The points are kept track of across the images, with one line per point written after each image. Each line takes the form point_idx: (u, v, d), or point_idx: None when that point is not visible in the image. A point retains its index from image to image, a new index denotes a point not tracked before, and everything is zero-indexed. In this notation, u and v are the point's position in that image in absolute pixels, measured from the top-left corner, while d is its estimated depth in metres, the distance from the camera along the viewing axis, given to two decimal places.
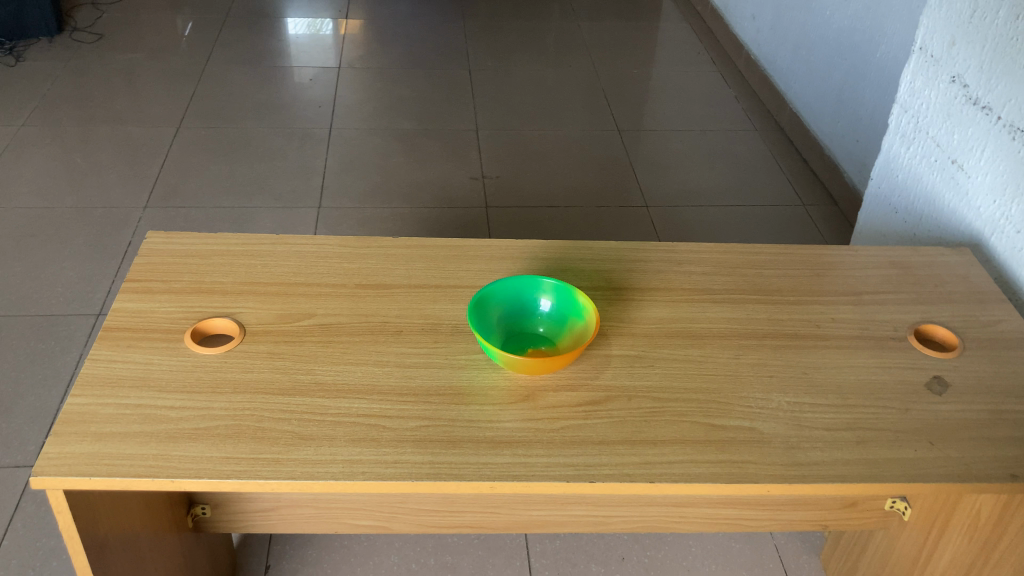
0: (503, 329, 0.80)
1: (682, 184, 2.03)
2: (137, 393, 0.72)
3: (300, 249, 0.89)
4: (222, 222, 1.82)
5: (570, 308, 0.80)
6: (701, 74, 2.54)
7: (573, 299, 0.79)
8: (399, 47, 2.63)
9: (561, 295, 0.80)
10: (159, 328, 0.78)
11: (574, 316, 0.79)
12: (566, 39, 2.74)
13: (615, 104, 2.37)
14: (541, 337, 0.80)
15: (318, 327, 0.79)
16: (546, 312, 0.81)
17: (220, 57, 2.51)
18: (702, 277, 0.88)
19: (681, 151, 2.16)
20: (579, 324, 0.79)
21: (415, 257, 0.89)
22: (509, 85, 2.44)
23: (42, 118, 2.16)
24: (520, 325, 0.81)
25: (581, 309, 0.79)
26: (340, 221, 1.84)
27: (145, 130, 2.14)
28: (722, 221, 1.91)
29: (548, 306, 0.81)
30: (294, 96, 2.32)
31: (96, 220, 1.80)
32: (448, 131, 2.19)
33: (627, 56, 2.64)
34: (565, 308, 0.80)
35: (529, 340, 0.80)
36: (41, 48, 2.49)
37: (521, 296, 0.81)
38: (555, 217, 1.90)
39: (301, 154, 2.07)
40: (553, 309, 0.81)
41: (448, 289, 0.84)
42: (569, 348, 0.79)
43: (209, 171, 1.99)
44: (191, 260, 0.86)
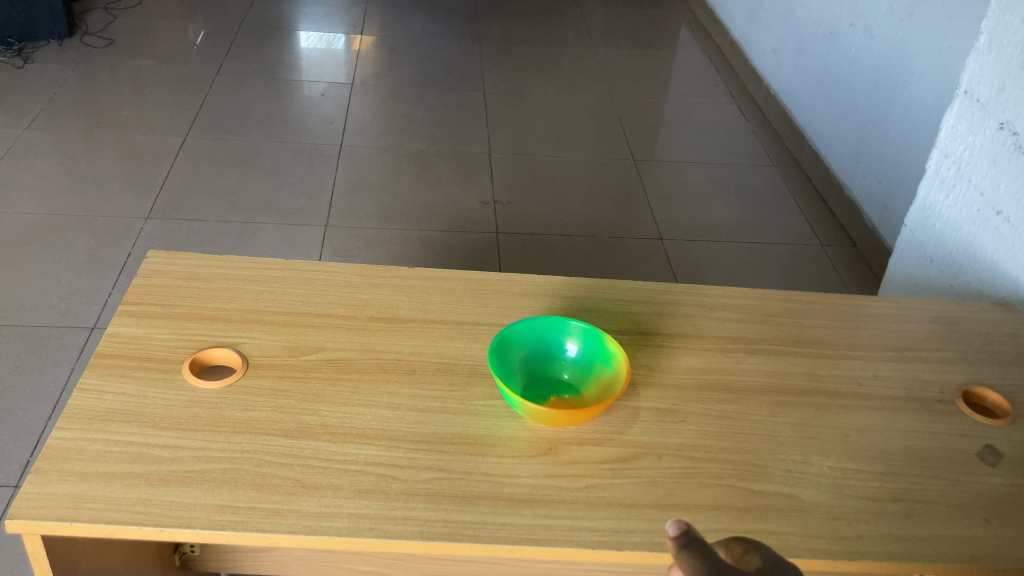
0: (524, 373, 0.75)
1: (698, 218, 1.98)
2: (128, 428, 0.66)
3: (309, 276, 0.83)
4: (226, 236, 1.77)
5: (598, 355, 0.74)
6: (719, 106, 2.51)
7: (603, 345, 0.73)
8: (413, 66, 2.59)
9: (589, 339, 0.74)
10: (156, 357, 0.72)
11: (604, 364, 0.74)
12: (582, 64, 2.70)
13: (630, 133, 2.33)
14: (564, 384, 0.75)
15: (326, 362, 0.74)
16: (572, 358, 0.75)
17: (231, 68, 2.47)
18: (735, 325, 0.83)
19: (697, 184, 2.12)
20: (608, 374, 0.73)
21: (431, 290, 0.83)
22: (523, 109, 2.40)
23: (46, 122, 2.11)
24: (543, 369, 0.76)
25: (611, 358, 0.73)
26: (346, 240, 1.79)
27: (152, 139, 2.09)
28: (738, 257, 1.86)
29: (575, 352, 0.75)
30: (305, 110, 2.28)
31: (96, 229, 1.75)
32: (460, 153, 2.15)
33: (643, 84, 2.60)
34: (593, 354, 0.74)
35: (551, 387, 0.75)
36: (49, 51, 2.44)
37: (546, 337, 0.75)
38: (568, 246, 1.85)
39: (310, 170, 2.02)
40: (581, 355, 0.75)
41: (465, 326, 0.79)
42: (595, 399, 0.73)
43: (215, 183, 1.94)
44: (193, 283, 0.81)
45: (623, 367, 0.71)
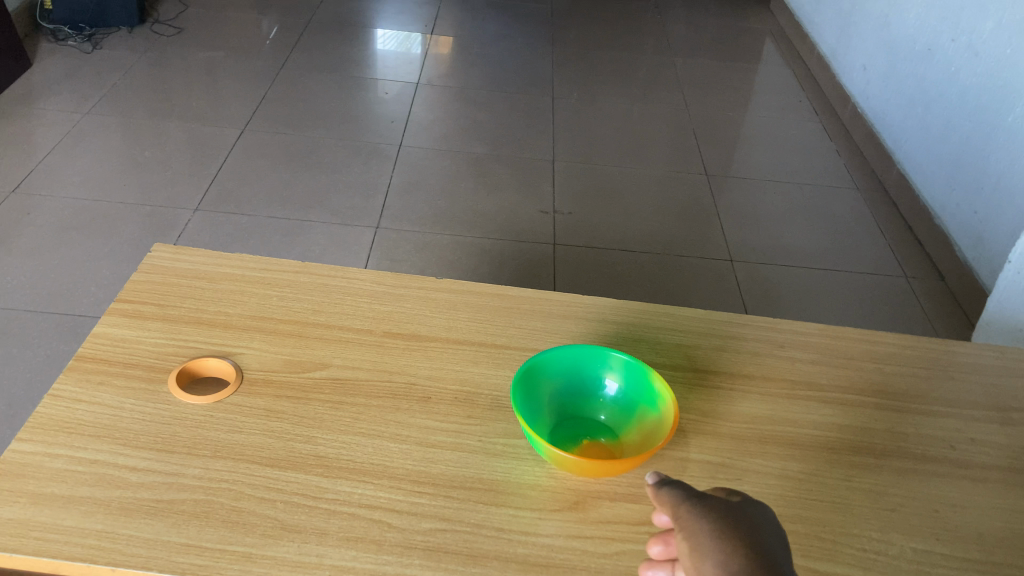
0: (555, 410, 0.65)
1: (771, 240, 1.85)
2: (96, 445, 0.58)
3: (325, 282, 0.75)
4: (273, 233, 1.71)
5: (642, 394, 0.64)
6: (801, 123, 2.37)
7: (648, 383, 0.63)
8: (483, 67, 2.51)
9: (632, 374, 0.64)
10: (141, 364, 0.64)
11: (647, 405, 0.63)
12: (658, 73, 2.58)
13: (705, 147, 2.20)
14: (601, 426, 0.65)
15: (331, 381, 0.65)
16: (611, 396, 0.65)
17: (297, 62, 2.43)
18: (808, 368, 0.71)
19: (772, 204, 1.98)
20: (651, 418, 0.63)
21: (459, 305, 0.74)
22: (593, 117, 2.29)
23: (109, 108, 2.10)
24: (577, 407, 0.66)
25: (656, 398, 0.63)
26: (396, 244, 1.72)
27: (211, 129, 2.05)
28: (813, 285, 1.72)
29: (615, 388, 0.65)
30: (367, 107, 2.22)
31: (143, 219, 1.71)
32: (522, 160, 2.06)
33: (721, 97, 2.47)
34: (636, 392, 0.64)
35: (585, 428, 0.65)
36: (120, 37, 2.44)
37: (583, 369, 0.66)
38: (629, 263, 1.74)
39: (366, 169, 1.96)
40: (621, 393, 0.65)
41: (493, 350, 0.69)
42: (635, 447, 0.63)
43: (268, 178, 1.89)
44: (198, 282, 0.73)
45: (668, 410, 0.61)
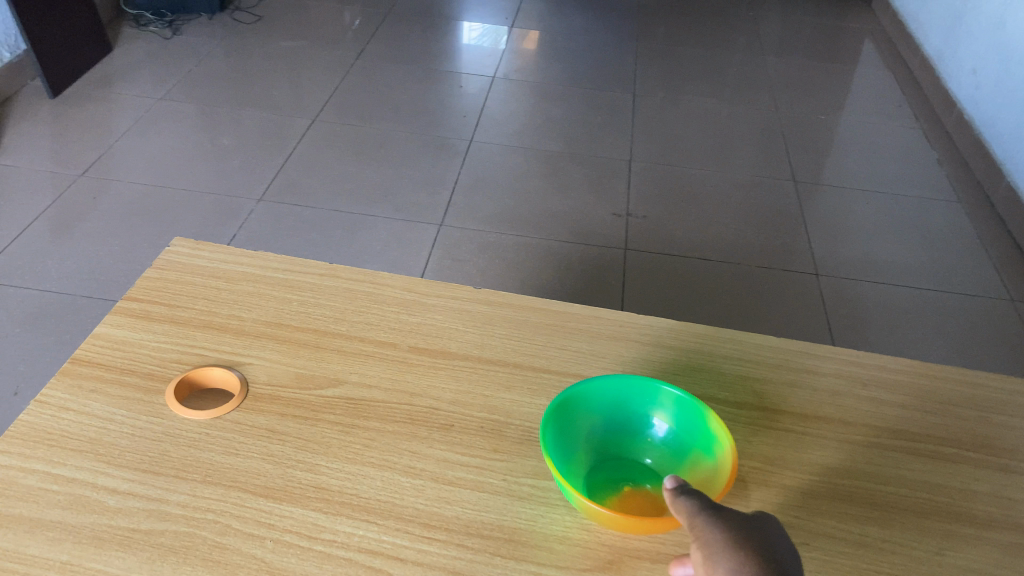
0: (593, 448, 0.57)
1: (862, 254, 1.72)
2: (77, 461, 0.52)
3: (352, 288, 0.68)
4: (334, 227, 1.67)
5: (695, 438, 0.55)
6: (901, 129, 2.21)
7: (703, 425, 0.55)
8: (563, 62, 2.43)
9: (686, 414, 0.56)
10: (140, 372, 0.58)
11: (701, 450, 0.55)
12: (747, 73, 2.46)
13: (793, 151, 2.08)
14: (645, 470, 0.57)
15: (343, 401, 0.58)
16: (660, 438, 0.57)
17: (373, 52, 2.38)
18: (895, 413, 0.61)
19: (864, 215, 1.85)
20: (704, 466, 0.54)
21: (495, 320, 0.66)
22: (675, 117, 2.19)
23: (183, 93, 2.09)
24: (618, 447, 0.58)
25: (711, 445, 0.54)
26: (458, 243, 1.66)
27: (281, 118, 2.03)
28: (904, 305, 1.59)
29: (664, 429, 0.57)
30: (440, 100, 2.16)
31: (207, 208, 1.70)
32: (597, 159, 1.97)
33: (814, 99, 2.33)
34: (688, 435, 0.56)
35: (627, 472, 0.57)
36: (200, 23, 2.44)
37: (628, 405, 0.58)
38: (704, 271, 1.64)
39: (434, 165, 1.90)
40: (672, 436, 0.57)
41: (528, 373, 0.61)
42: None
43: (334, 170, 1.85)
44: (214, 283, 0.67)
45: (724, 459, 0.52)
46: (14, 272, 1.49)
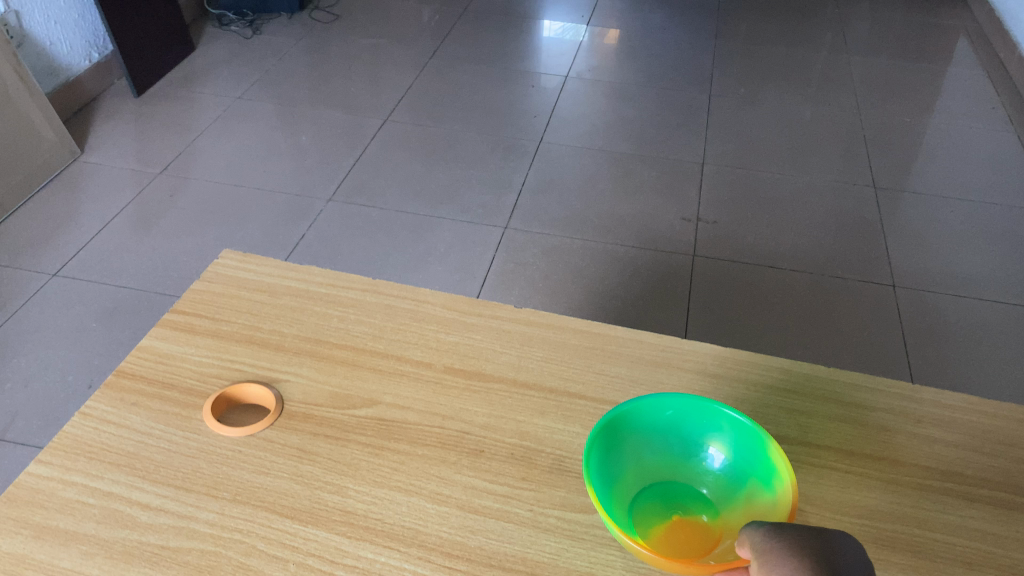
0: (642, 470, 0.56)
1: (943, 266, 1.65)
2: (114, 475, 0.53)
3: (393, 305, 0.68)
4: (401, 229, 1.69)
5: (754, 466, 0.54)
6: (992, 133, 2.11)
7: (762, 451, 0.53)
8: (637, 60, 2.39)
9: (744, 440, 0.55)
10: (180, 386, 0.60)
11: (759, 478, 0.53)
12: (830, 72, 2.38)
13: (875, 156, 2.00)
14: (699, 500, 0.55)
15: (375, 422, 0.58)
16: (715, 466, 0.56)
17: (447, 51, 2.39)
18: (951, 453, 0.58)
19: (949, 224, 1.77)
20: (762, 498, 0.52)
21: (534, 341, 0.65)
22: (752, 119, 2.13)
23: (261, 92, 2.14)
24: (670, 472, 0.56)
25: (770, 473, 0.52)
26: (524, 246, 1.65)
27: (355, 118, 2.05)
28: (988, 320, 1.52)
29: (721, 457, 0.56)
30: (512, 100, 2.16)
31: (279, 207, 1.73)
32: (669, 162, 1.94)
33: (900, 100, 2.25)
34: (744, 461, 0.54)
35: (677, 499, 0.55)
36: (280, 23, 2.49)
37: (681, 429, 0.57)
38: (774, 280, 1.59)
39: (503, 166, 1.90)
40: (730, 466, 0.55)
41: (563, 399, 0.61)
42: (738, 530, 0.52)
43: (405, 170, 1.86)
44: (257, 297, 0.68)
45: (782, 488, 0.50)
46: (93, 268, 1.55)
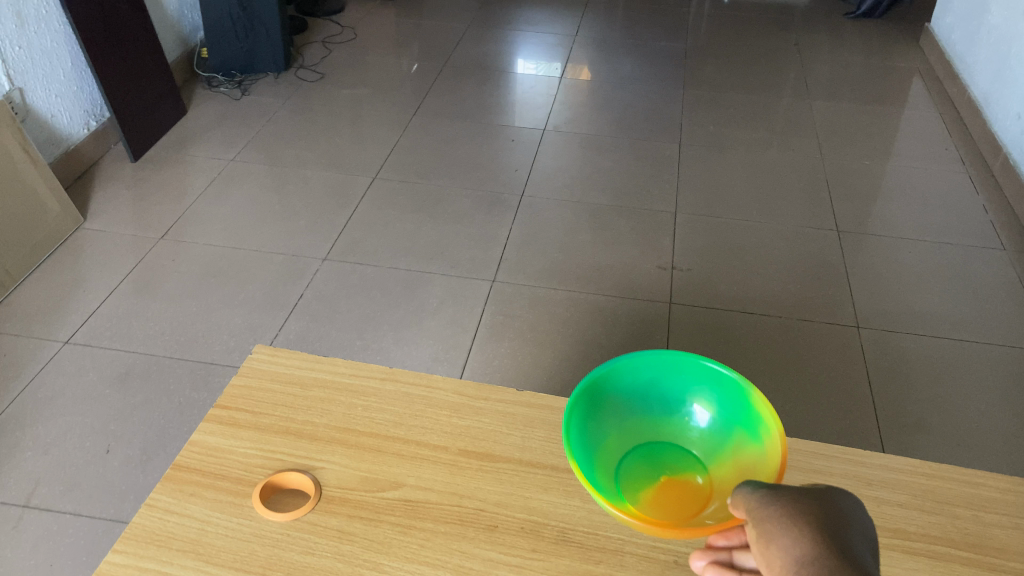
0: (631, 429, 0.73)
1: (903, 305, 1.76)
2: (181, 560, 0.62)
3: (410, 392, 0.77)
4: (395, 286, 1.78)
5: (732, 412, 0.70)
6: (947, 173, 2.24)
7: (741, 399, 0.70)
8: (610, 111, 2.51)
9: (718, 392, 0.71)
10: (230, 476, 0.68)
11: (739, 424, 0.70)
12: (793, 118, 2.51)
13: (838, 199, 2.12)
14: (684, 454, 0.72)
15: (402, 503, 0.67)
16: (698, 422, 0.73)
17: (428, 107, 2.50)
18: (895, 512, 0.68)
19: (909, 265, 1.89)
20: (746, 444, 0.69)
21: (536, 423, 0.75)
22: (721, 166, 2.25)
23: (253, 153, 2.23)
24: (667, 428, 0.73)
25: (750, 417, 0.69)
26: (511, 299, 1.75)
27: (345, 177, 2.15)
28: (945, 357, 1.63)
29: (702, 414, 0.73)
30: (493, 155, 2.26)
31: (277, 267, 1.82)
32: (644, 211, 2.05)
33: (860, 144, 2.37)
34: (723, 413, 0.71)
35: (666, 454, 0.72)
36: (267, 83, 2.59)
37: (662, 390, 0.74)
38: (747, 325, 1.70)
39: (488, 221, 2.00)
40: (711, 420, 0.72)
41: (564, 475, 0.70)
42: (726, 472, 0.69)
43: (395, 228, 1.96)
44: (290, 389, 0.77)
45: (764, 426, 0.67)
46: (103, 334, 1.63)
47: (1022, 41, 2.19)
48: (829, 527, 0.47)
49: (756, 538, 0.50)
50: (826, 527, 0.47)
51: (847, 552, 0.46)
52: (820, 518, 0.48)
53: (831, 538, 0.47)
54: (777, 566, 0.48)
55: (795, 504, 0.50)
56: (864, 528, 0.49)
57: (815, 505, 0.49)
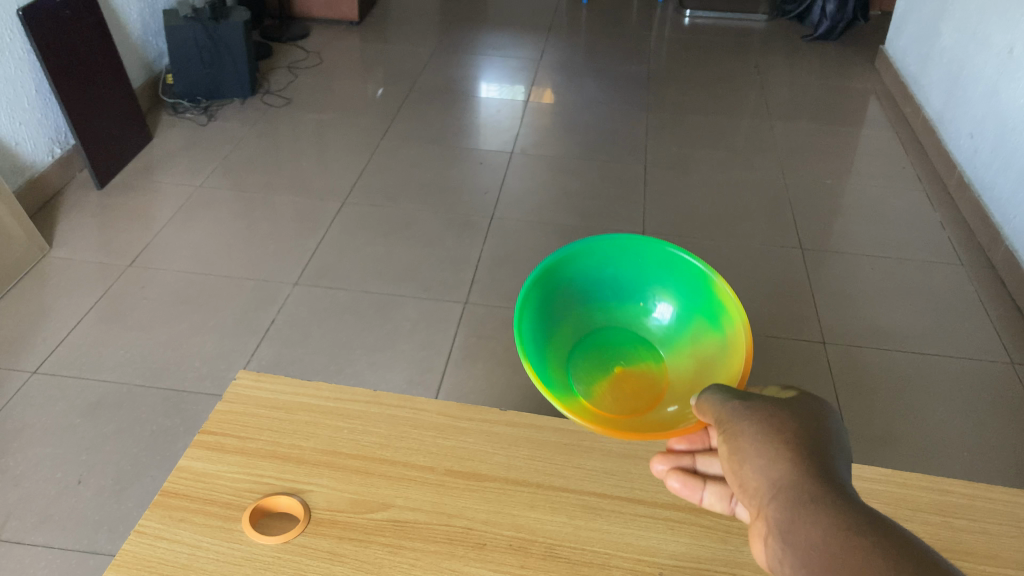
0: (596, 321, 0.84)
1: (867, 321, 1.81)
2: None
3: (395, 414, 0.78)
4: (367, 309, 1.79)
5: (690, 307, 0.80)
6: (904, 191, 2.30)
7: (698, 293, 0.79)
8: (576, 134, 2.55)
9: (678, 289, 0.81)
10: (219, 501, 0.69)
11: (697, 309, 0.79)
12: (755, 139, 2.56)
13: (801, 218, 2.17)
14: (648, 342, 0.83)
15: (391, 524, 0.68)
16: (662, 313, 0.83)
17: (396, 131, 2.51)
18: None
19: (872, 281, 1.93)
20: (703, 333, 0.79)
21: (520, 441, 0.76)
22: (686, 187, 2.29)
23: (221, 179, 2.23)
24: (632, 319, 0.85)
25: (705, 311, 0.78)
26: (483, 320, 1.77)
27: (314, 202, 2.15)
28: (909, 371, 1.67)
29: (663, 304, 0.83)
30: (462, 178, 2.28)
31: (248, 293, 1.82)
32: (613, 232, 2.08)
33: (820, 163, 2.43)
34: (682, 300, 0.81)
35: (634, 346, 0.83)
36: (232, 109, 2.60)
37: (627, 283, 0.84)
38: None
39: (458, 243, 2.01)
40: (671, 309, 0.82)
41: (549, 493, 0.71)
42: (684, 360, 0.80)
43: (366, 252, 1.97)
44: (274, 413, 0.77)
45: (720, 310, 0.76)
46: (71, 364, 1.61)
47: (973, 63, 2.26)
48: (803, 440, 0.46)
49: (728, 460, 0.49)
50: (799, 439, 0.46)
51: (820, 461, 0.45)
52: (795, 436, 0.46)
53: (807, 454, 0.45)
54: (749, 487, 0.46)
55: (769, 422, 0.48)
56: (840, 442, 0.47)
57: (789, 424, 0.48)
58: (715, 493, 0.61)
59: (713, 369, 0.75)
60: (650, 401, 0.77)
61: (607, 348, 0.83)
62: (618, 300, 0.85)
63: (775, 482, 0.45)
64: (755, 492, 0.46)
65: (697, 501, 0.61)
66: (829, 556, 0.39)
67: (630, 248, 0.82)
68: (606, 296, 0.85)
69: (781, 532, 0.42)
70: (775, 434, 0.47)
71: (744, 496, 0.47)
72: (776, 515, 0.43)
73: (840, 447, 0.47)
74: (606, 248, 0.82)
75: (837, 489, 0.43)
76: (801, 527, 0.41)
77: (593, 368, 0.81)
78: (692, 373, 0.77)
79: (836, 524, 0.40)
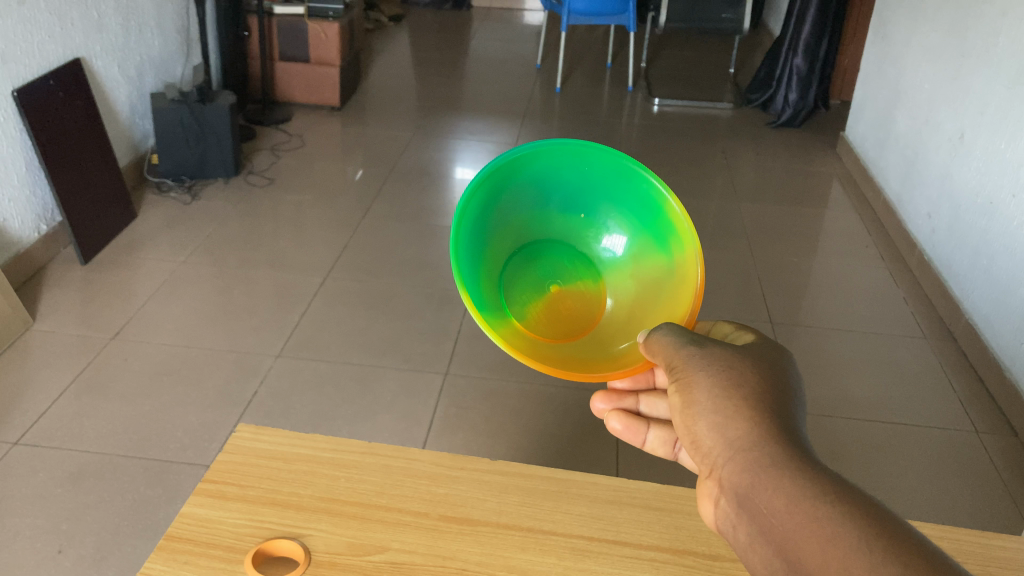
0: (534, 230, 0.84)
1: (836, 391, 1.86)
2: None
3: (389, 463, 0.82)
4: (348, 380, 1.82)
5: (641, 230, 0.80)
6: (867, 269, 2.39)
7: (650, 218, 0.79)
8: None
9: (629, 213, 0.80)
10: (222, 545, 0.71)
11: (644, 230, 0.79)
12: (723, 219, 2.66)
13: (770, 294, 2.24)
14: (585, 256, 0.84)
15: (389, 565, 0.71)
16: (607, 233, 0.82)
17: (376, 211, 2.58)
18: None
19: (840, 354, 2.00)
20: (649, 263, 0.79)
21: (510, 488, 0.80)
22: None
23: (204, 256, 2.27)
24: (575, 233, 0.84)
25: (656, 237, 0.78)
26: (463, 391, 1.80)
27: (296, 278, 2.19)
28: (878, 439, 1.72)
29: (607, 220, 0.82)
30: (440, 254, 2.34)
31: (230, 365, 1.84)
32: None
33: (787, 242, 2.52)
34: (630, 223, 0.80)
35: (574, 264, 0.83)
36: (215, 188, 2.65)
37: (571, 192, 0.83)
38: None
39: (437, 317, 2.06)
40: (614, 226, 0.82)
41: (540, 536, 0.75)
42: (626, 285, 0.81)
43: (347, 325, 2.01)
44: (274, 463, 0.81)
45: (671, 235, 0.77)
46: (53, 435, 1.62)
47: (927, 148, 2.39)
48: (757, 392, 0.48)
49: (682, 413, 0.51)
50: (754, 388, 0.49)
51: (772, 409, 0.47)
52: (749, 389, 0.49)
53: (759, 409, 0.47)
54: (703, 443, 0.48)
55: (722, 375, 0.50)
56: (797, 391, 0.50)
57: (742, 377, 0.49)
58: (657, 437, 0.67)
59: (654, 299, 0.77)
60: (585, 328, 0.80)
61: (543, 261, 0.83)
62: (559, 209, 0.84)
63: (727, 441, 0.46)
64: (708, 448, 0.48)
65: (640, 444, 0.67)
66: (783, 521, 0.41)
67: (577, 152, 0.80)
68: (547, 203, 0.84)
69: (735, 493, 0.44)
70: (733, 386, 0.49)
71: (695, 449, 0.49)
72: (729, 475, 0.45)
73: (793, 397, 0.49)
74: (552, 154, 0.80)
75: (789, 439, 0.45)
76: (753, 488, 0.43)
77: (529, 285, 0.82)
78: (632, 299, 0.79)
79: (790, 483, 0.42)
